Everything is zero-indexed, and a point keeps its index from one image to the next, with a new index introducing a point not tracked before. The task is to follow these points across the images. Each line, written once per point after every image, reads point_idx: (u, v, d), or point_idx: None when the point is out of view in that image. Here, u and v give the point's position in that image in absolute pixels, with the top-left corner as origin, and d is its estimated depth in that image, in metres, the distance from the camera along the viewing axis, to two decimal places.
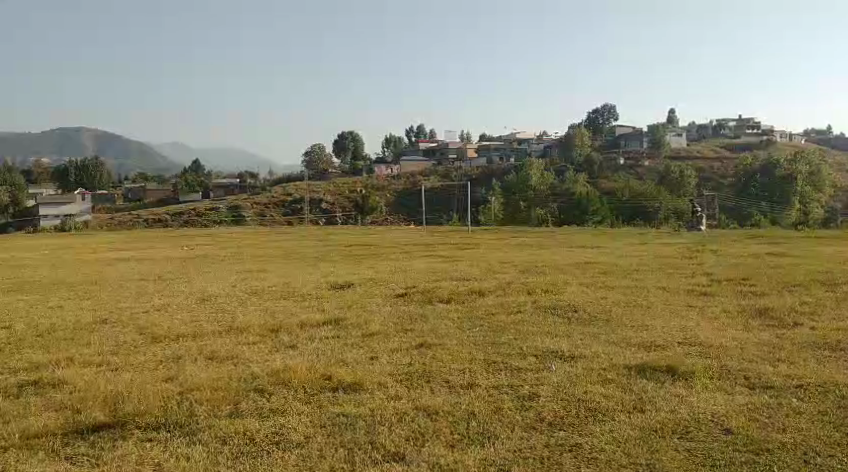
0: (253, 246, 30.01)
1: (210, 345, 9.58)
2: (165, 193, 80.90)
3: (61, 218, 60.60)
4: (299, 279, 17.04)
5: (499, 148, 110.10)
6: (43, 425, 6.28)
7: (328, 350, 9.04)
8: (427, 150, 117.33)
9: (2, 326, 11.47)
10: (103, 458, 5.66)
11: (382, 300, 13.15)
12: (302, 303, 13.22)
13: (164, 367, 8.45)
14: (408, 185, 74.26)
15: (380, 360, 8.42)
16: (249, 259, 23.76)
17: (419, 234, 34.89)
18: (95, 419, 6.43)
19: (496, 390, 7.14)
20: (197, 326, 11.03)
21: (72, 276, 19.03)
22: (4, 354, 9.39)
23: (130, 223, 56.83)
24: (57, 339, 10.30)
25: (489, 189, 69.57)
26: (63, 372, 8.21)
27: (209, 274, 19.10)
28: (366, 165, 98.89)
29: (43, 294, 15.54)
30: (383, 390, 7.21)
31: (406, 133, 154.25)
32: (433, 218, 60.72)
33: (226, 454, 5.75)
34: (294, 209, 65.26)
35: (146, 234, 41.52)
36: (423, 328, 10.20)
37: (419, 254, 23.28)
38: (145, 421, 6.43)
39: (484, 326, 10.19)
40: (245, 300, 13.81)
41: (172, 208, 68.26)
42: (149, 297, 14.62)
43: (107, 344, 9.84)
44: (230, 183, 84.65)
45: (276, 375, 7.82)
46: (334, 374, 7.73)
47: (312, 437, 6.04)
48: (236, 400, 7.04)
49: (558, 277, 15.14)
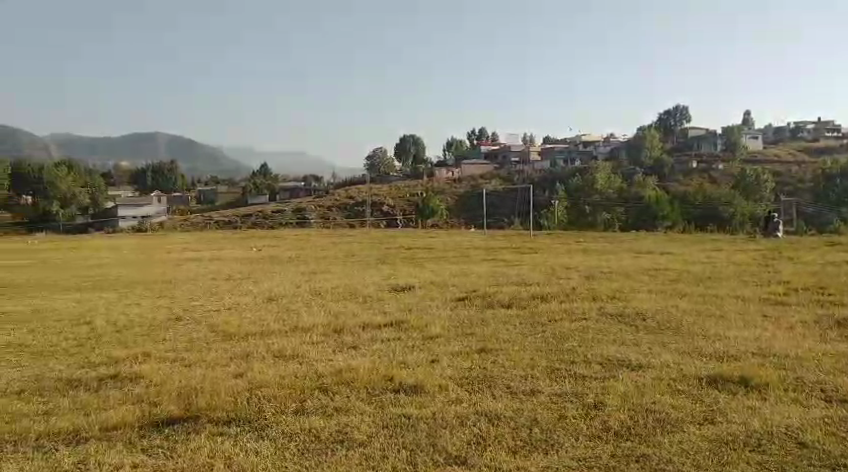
0: (318, 247, 30.63)
1: (277, 343, 9.81)
2: (234, 196, 83.29)
3: (139, 219, 63.09)
4: (361, 280, 17.34)
5: (564, 151, 108.68)
6: (121, 418, 6.56)
7: (390, 351, 9.16)
8: (491, 153, 116.87)
9: (84, 321, 12.08)
10: (177, 451, 5.86)
11: (444, 303, 13.21)
12: (365, 304, 13.42)
13: (233, 363, 8.72)
14: (471, 189, 74.21)
15: (441, 363, 8.46)
16: (314, 260, 24.30)
17: (480, 237, 34.84)
18: (170, 413, 6.68)
19: (560, 397, 7.07)
20: (265, 324, 11.33)
21: (147, 275, 19.86)
22: (87, 349, 9.88)
23: (200, 225, 58.67)
24: (134, 335, 10.77)
25: (552, 192, 68.83)
26: (139, 366, 8.56)
27: (276, 274, 19.63)
28: (429, 168, 99.24)
29: (121, 292, 16.29)
30: (444, 393, 7.24)
31: (469, 136, 154.32)
32: (494, 222, 60.44)
33: (292, 450, 5.87)
34: (358, 212, 66.18)
35: (216, 235, 42.83)
36: (484, 332, 10.19)
37: (481, 258, 23.34)
38: (216, 416, 6.64)
39: (547, 332, 10.11)
40: (310, 301, 14.09)
41: (241, 210, 70.32)
42: (218, 296, 15.12)
43: (180, 341, 10.23)
44: (296, 186, 86.48)
45: (340, 374, 7.94)
46: (396, 375, 7.82)
47: (374, 438, 6.11)
48: (301, 397, 7.20)
49: (624, 283, 14.90)
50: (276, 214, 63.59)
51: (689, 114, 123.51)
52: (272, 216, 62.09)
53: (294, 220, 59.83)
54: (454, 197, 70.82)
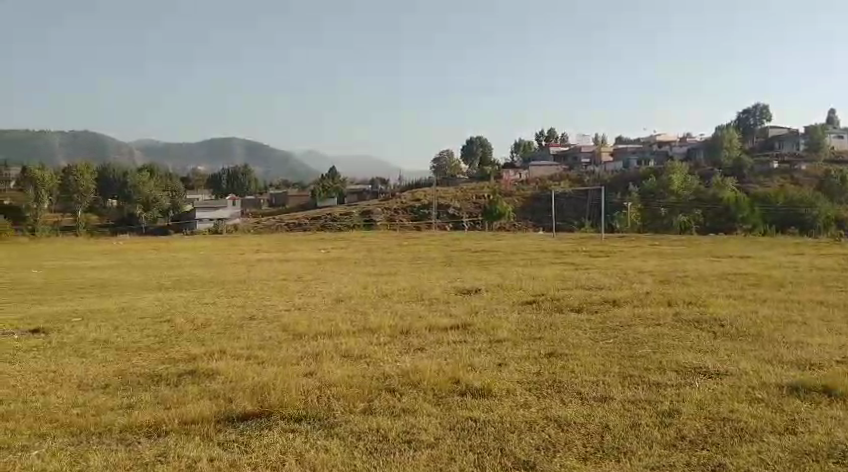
0: (386, 249, 30.87)
1: (345, 344, 9.95)
2: (304, 198, 85.12)
3: (213, 221, 65.31)
4: (428, 283, 17.40)
5: (636, 151, 105.97)
6: (200, 413, 6.80)
7: (457, 354, 9.15)
8: (561, 155, 115.30)
9: (164, 319, 12.57)
10: (252, 445, 6.04)
11: (511, 306, 13.14)
12: (431, 306, 13.50)
13: (303, 362, 8.89)
14: (540, 190, 73.49)
15: (508, 367, 8.42)
16: (383, 262, 24.55)
17: (550, 241, 34.46)
18: (245, 409, 6.88)
19: (633, 404, 6.91)
20: (334, 324, 11.54)
21: (222, 276, 20.49)
22: (168, 345, 10.29)
23: (272, 227, 60.30)
24: (210, 333, 11.13)
25: (624, 194, 67.44)
26: (216, 363, 8.85)
27: (345, 275, 19.99)
28: (496, 169, 98.66)
29: (198, 291, 16.87)
30: (511, 398, 7.19)
31: (537, 137, 152.81)
32: (563, 225, 59.74)
33: (361, 449, 5.94)
34: (424, 214, 66.41)
35: (287, 237, 43.87)
36: (553, 337, 10.06)
37: (550, 261, 23.07)
38: (287, 413, 6.80)
39: (619, 337, 9.89)
40: (378, 302, 14.24)
41: (312, 212, 71.93)
42: (288, 296, 15.46)
43: (253, 339, 10.51)
44: (364, 189, 87.79)
45: (408, 376, 7.99)
46: (464, 378, 7.81)
47: (442, 439, 6.13)
48: (370, 397, 7.29)
49: (700, 288, 14.47)
50: (346, 216, 64.75)
51: (770, 113, 118.69)
52: (341, 219, 62.99)
53: (361, 222, 60.73)
54: (522, 199, 70.32)
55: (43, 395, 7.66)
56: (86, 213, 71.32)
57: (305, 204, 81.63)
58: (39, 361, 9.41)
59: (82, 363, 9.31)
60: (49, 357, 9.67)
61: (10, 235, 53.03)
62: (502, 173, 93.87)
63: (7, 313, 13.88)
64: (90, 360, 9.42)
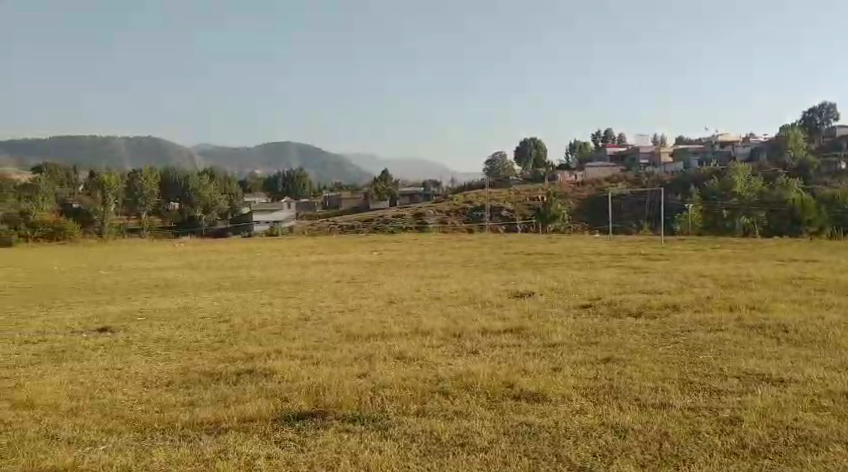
0: (439, 252, 30.91)
1: (398, 346, 10.01)
2: (357, 200, 85.98)
3: (270, 224, 66.59)
4: (480, 285, 17.33)
5: (697, 151, 103.34)
6: (257, 412, 6.94)
7: (510, 358, 9.10)
8: (617, 156, 113.44)
9: (223, 319, 12.89)
10: (308, 444, 6.14)
11: (566, 310, 12.98)
12: (484, 309, 13.48)
13: (357, 364, 8.98)
14: (595, 192, 72.46)
15: (563, 371, 8.32)
16: (435, 264, 24.60)
17: (606, 243, 33.90)
18: (300, 409, 7.00)
19: (693, 411, 6.75)
20: (387, 326, 11.65)
21: (278, 277, 20.87)
22: (227, 345, 10.56)
23: (326, 229, 61.15)
24: (267, 333, 11.38)
25: (684, 196, 65.82)
26: (273, 363, 9.02)
27: (398, 277, 20.09)
28: (550, 171, 97.63)
29: (255, 292, 17.26)
30: (567, 403, 7.10)
31: (593, 138, 150.78)
32: (619, 227, 58.79)
33: (414, 451, 5.98)
34: (477, 217, 66.35)
35: (341, 239, 44.43)
36: (610, 342, 9.89)
37: (606, 264, 22.72)
38: (341, 413, 6.87)
39: (678, 343, 9.66)
40: (430, 305, 14.29)
41: (365, 214, 72.57)
42: (341, 298, 15.63)
43: (309, 339, 10.68)
44: (416, 191, 88.10)
45: (460, 379, 7.99)
46: (517, 382, 7.75)
47: (496, 443, 6.09)
48: (422, 400, 7.30)
49: (764, 292, 14.01)
50: (398, 218, 65.23)
51: (838, 112, 114.25)
52: (393, 221, 63.46)
53: (413, 224, 61.10)
54: (576, 201, 69.50)
55: (111, 391, 7.95)
56: (149, 215, 73.86)
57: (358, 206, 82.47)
58: (107, 359, 9.76)
59: (147, 361, 9.60)
60: (116, 355, 10.03)
61: (78, 237, 55.31)
62: (556, 174, 92.92)
63: (76, 311, 14.49)
64: (154, 358, 9.72)
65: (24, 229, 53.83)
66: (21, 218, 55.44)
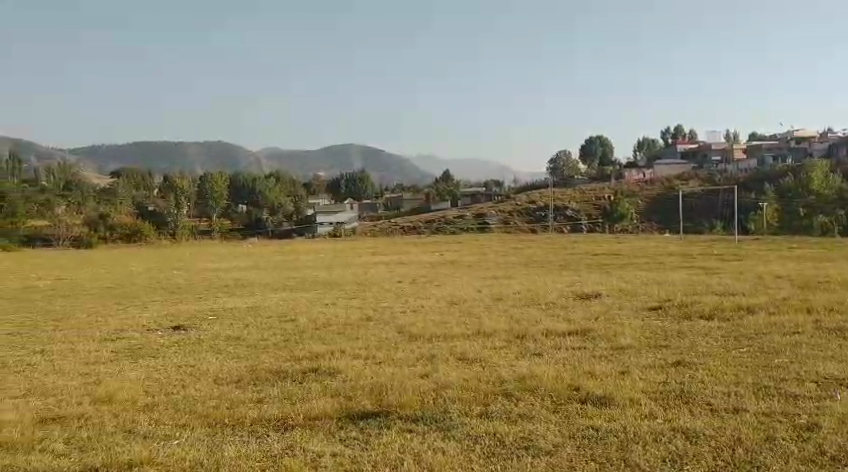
0: (503, 252, 30.79)
1: (462, 346, 9.99)
2: (419, 201, 86.42)
3: (334, 225, 67.65)
4: (545, 286, 17.13)
5: (773, 147, 99.56)
6: (322, 409, 7.05)
7: (575, 361, 8.96)
8: (687, 153, 110.45)
9: (289, 319, 13.15)
10: (372, 443, 6.19)
11: (634, 312, 12.68)
12: (549, 310, 13.32)
13: (421, 364, 9.01)
14: (663, 191, 70.83)
15: (632, 375, 8.14)
16: (499, 265, 24.46)
17: (677, 243, 33.03)
18: (364, 407, 7.07)
19: (768, 416, 6.48)
20: (450, 327, 11.65)
21: (342, 277, 21.20)
22: (292, 344, 10.75)
23: (388, 230, 61.67)
24: (331, 333, 11.52)
25: (759, 193, 63.53)
26: (337, 362, 9.14)
27: (461, 278, 20.09)
28: (616, 169, 95.88)
29: (319, 292, 17.51)
30: (635, 407, 6.93)
31: (662, 136, 147.37)
32: (690, 227, 57.25)
33: (478, 452, 5.94)
34: (540, 216, 65.76)
35: (404, 240, 44.79)
36: (680, 345, 9.62)
37: (677, 265, 22.13)
38: (404, 413, 6.89)
39: (752, 346, 9.31)
40: (492, 305, 14.24)
41: (427, 215, 72.96)
42: (404, 298, 15.73)
43: (372, 340, 10.78)
44: (478, 191, 87.91)
45: (524, 381, 7.92)
46: (583, 385, 7.63)
47: (561, 447, 6.00)
48: (486, 401, 7.26)
49: (845, 294, 13.35)
50: (459, 219, 65.34)
51: None
52: (455, 222, 63.57)
53: (475, 225, 61.01)
54: (643, 199, 68.08)
55: (184, 387, 8.21)
56: (220, 218, 75.85)
57: (419, 207, 82.91)
58: (180, 356, 10.08)
59: (217, 358, 9.88)
60: (189, 352, 10.35)
61: (153, 238, 57.53)
62: (623, 173, 91.19)
63: (152, 310, 15.05)
64: (224, 356, 10.01)
65: (103, 232, 56.49)
66: (101, 221, 58.19)
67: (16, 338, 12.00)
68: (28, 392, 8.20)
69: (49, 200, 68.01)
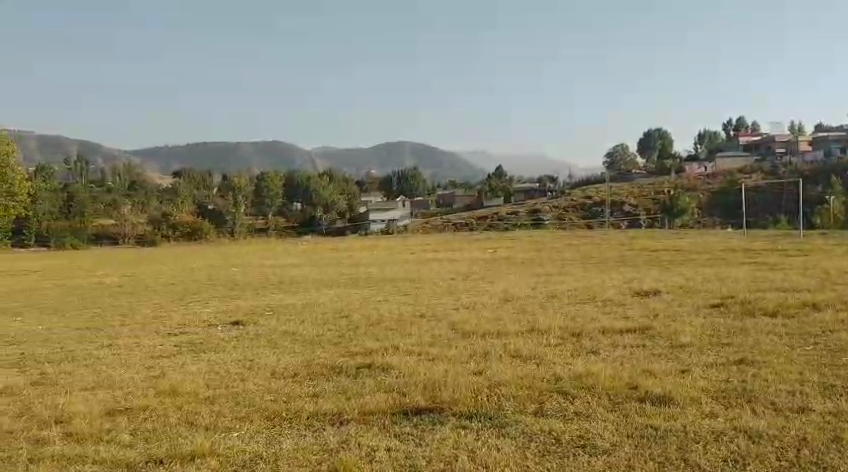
0: (558, 249, 30.45)
1: (516, 344, 9.92)
2: (472, 198, 86.15)
3: (387, 222, 68.00)
4: (601, 283, 16.86)
5: (842, 138, 95.65)
6: (376, 405, 7.10)
7: (633, 359, 8.80)
8: (750, 146, 107.00)
9: (344, 315, 13.31)
10: (426, 439, 6.21)
11: (695, 309, 12.35)
12: (605, 308, 13.11)
13: (475, 361, 8.99)
14: (725, 184, 68.83)
15: (692, 374, 7.94)
16: (554, 262, 24.19)
17: (740, 238, 32.04)
18: (418, 403, 7.10)
19: (836, 417, 6.23)
20: (503, 324, 11.60)
21: (395, 274, 21.29)
22: (346, 339, 10.89)
23: (441, 227, 61.69)
24: (384, 329, 11.62)
25: (827, 186, 61.11)
26: (390, 358, 9.19)
27: (515, 275, 19.94)
28: (675, 163, 93.58)
29: (372, 289, 17.65)
30: (696, 406, 6.77)
31: (723, 128, 143.28)
32: (754, 222, 55.48)
33: (533, 451, 5.89)
34: (596, 212, 64.71)
35: (458, 237, 44.71)
36: (743, 343, 9.35)
37: (740, 261, 21.47)
38: (458, 410, 6.90)
39: (819, 344, 8.96)
40: (547, 303, 14.11)
41: (479, 211, 72.72)
42: (457, 296, 15.72)
43: (425, 336, 10.82)
44: (532, 187, 87.15)
45: (581, 379, 7.82)
46: (641, 384, 7.49)
47: (619, 446, 5.90)
48: (540, 399, 7.20)
49: None
50: (513, 215, 64.85)
51: None
52: (508, 218, 63.11)
53: (528, 221, 60.46)
54: (704, 194, 66.29)
55: (242, 381, 8.40)
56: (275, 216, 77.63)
57: (472, 204, 82.67)
58: (239, 351, 10.31)
59: (274, 353, 10.08)
60: (247, 347, 10.60)
61: (212, 236, 58.89)
62: (682, 167, 88.95)
63: (212, 306, 15.44)
64: (280, 351, 10.20)
65: (166, 230, 58.11)
66: (164, 221, 59.88)
67: (85, 333, 12.45)
68: (96, 384, 8.52)
69: (115, 200, 70.46)
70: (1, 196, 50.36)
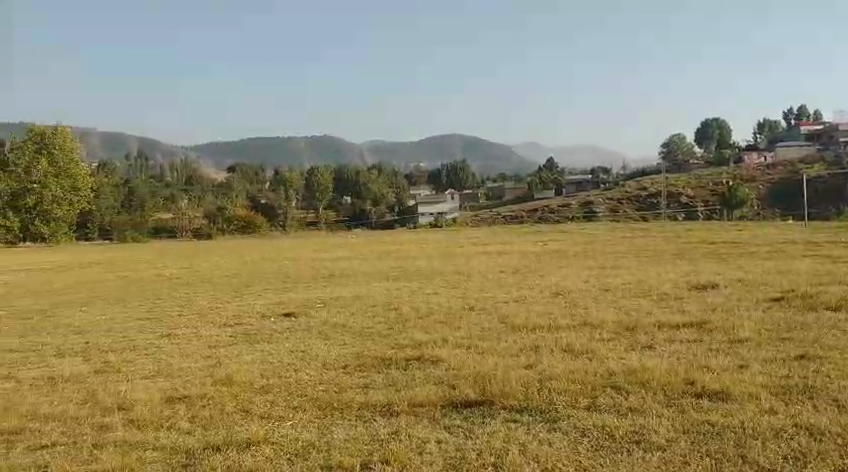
0: (611, 242, 29.95)
1: (568, 338, 9.82)
2: (522, 191, 85.44)
3: (437, 215, 68.03)
4: (656, 277, 16.52)
5: None
6: (427, 398, 7.14)
7: (688, 354, 8.61)
8: (813, 135, 103.16)
9: (393, 308, 13.40)
10: (477, 432, 6.21)
11: (754, 304, 12.00)
12: (661, 302, 12.86)
13: (526, 355, 8.92)
14: (786, 175, 66.59)
15: (751, 369, 7.72)
16: (607, 255, 23.81)
17: (803, 231, 30.92)
18: (468, 396, 7.10)
19: None
20: (554, 318, 11.50)
21: (445, 268, 21.28)
22: (396, 332, 10.96)
23: (491, 220, 61.44)
24: (434, 322, 11.63)
25: None
26: (439, 351, 9.20)
27: (566, 268, 19.72)
28: (733, 153, 90.92)
29: (422, 282, 17.70)
30: (755, 403, 6.59)
31: (784, 117, 138.56)
32: (816, 213, 53.53)
33: (586, 445, 5.83)
34: (651, 204, 63.40)
35: (508, 229, 44.42)
36: (804, 338, 9.03)
37: (802, 253, 20.74)
38: (509, 403, 6.87)
39: None
40: (599, 296, 13.91)
41: (530, 204, 72.09)
42: (508, 289, 15.64)
43: (475, 329, 10.80)
44: (584, 179, 85.95)
45: (636, 374, 7.69)
46: (698, 379, 7.32)
47: (675, 442, 5.79)
48: (593, 394, 7.11)
49: None
50: (564, 208, 64.05)
51: None
52: (559, 211, 62.40)
53: (581, 213, 59.63)
54: (763, 185, 64.26)
55: (295, 371, 8.54)
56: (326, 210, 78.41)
57: (522, 196, 81.98)
58: (292, 341, 10.50)
59: (325, 344, 10.24)
60: (299, 338, 10.79)
61: (265, 230, 59.93)
62: (740, 157, 86.40)
63: (265, 298, 15.74)
64: (332, 342, 10.35)
65: (221, 224, 59.44)
66: (219, 214, 61.18)
67: (144, 323, 12.85)
68: (156, 373, 8.78)
69: (172, 195, 72.36)
70: (65, 192, 52.32)
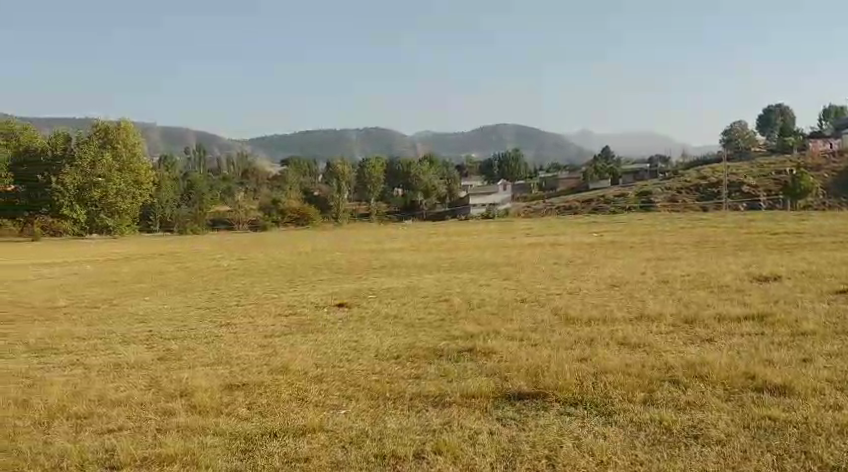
0: (668, 233, 29.25)
1: (623, 331, 9.67)
2: (576, 180, 84.21)
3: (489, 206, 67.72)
4: (716, 269, 16.07)
5: None
6: (480, 389, 7.14)
7: (749, 347, 8.38)
8: None
9: (445, 299, 13.45)
10: (530, 424, 6.20)
11: (819, 296, 11.57)
12: (721, 294, 12.52)
13: (580, 347, 8.84)
14: None
15: (815, 363, 7.47)
16: (664, 246, 23.31)
17: None
18: (521, 388, 7.09)
19: None
20: (609, 310, 11.34)
21: (497, 259, 21.20)
22: (448, 323, 11.00)
23: (545, 211, 60.78)
24: (487, 313, 11.63)
25: None
26: (491, 343, 9.19)
27: (621, 260, 19.39)
28: (798, 140, 87.46)
29: (474, 273, 17.70)
30: (819, 397, 6.38)
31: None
32: None
33: (642, 439, 5.76)
34: (710, 194, 61.67)
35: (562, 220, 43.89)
36: None
37: None
38: (563, 396, 6.83)
39: None
40: (655, 288, 13.65)
41: (584, 194, 71.03)
42: (562, 280, 15.49)
43: (528, 321, 10.74)
44: (640, 168, 84.16)
45: (693, 367, 7.54)
46: (759, 374, 7.12)
47: (734, 437, 5.67)
48: (649, 388, 6.99)
49: None
50: (620, 198, 62.84)
51: None
52: (614, 201, 61.33)
53: (637, 204, 58.40)
54: (830, 173, 61.73)
55: (348, 362, 8.65)
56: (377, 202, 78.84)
57: (576, 186, 80.84)
58: (345, 332, 10.66)
59: (378, 335, 10.37)
60: (353, 328, 10.95)
61: (317, 222, 60.75)
62: (806, 144, 83.11)
63: (319, 288, 16.00)
64: (385, 333, 10.45)
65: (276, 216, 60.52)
66: (273, 207, 62.28)
67: (203, 312, 13.21)
68: (216, 360, 9.03)
69: (228, 188, 73.97)
70: (128, 186, 54.12)
